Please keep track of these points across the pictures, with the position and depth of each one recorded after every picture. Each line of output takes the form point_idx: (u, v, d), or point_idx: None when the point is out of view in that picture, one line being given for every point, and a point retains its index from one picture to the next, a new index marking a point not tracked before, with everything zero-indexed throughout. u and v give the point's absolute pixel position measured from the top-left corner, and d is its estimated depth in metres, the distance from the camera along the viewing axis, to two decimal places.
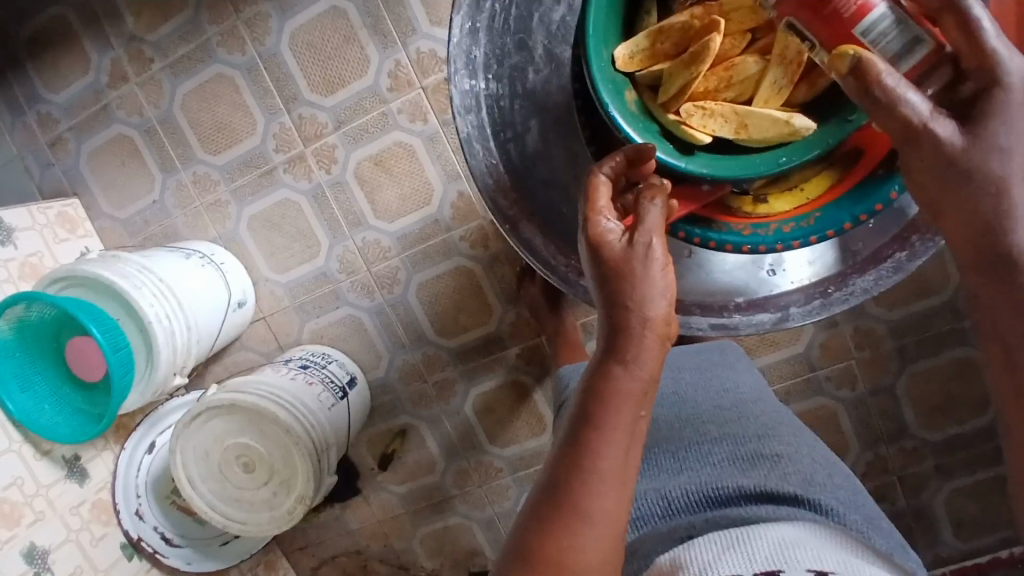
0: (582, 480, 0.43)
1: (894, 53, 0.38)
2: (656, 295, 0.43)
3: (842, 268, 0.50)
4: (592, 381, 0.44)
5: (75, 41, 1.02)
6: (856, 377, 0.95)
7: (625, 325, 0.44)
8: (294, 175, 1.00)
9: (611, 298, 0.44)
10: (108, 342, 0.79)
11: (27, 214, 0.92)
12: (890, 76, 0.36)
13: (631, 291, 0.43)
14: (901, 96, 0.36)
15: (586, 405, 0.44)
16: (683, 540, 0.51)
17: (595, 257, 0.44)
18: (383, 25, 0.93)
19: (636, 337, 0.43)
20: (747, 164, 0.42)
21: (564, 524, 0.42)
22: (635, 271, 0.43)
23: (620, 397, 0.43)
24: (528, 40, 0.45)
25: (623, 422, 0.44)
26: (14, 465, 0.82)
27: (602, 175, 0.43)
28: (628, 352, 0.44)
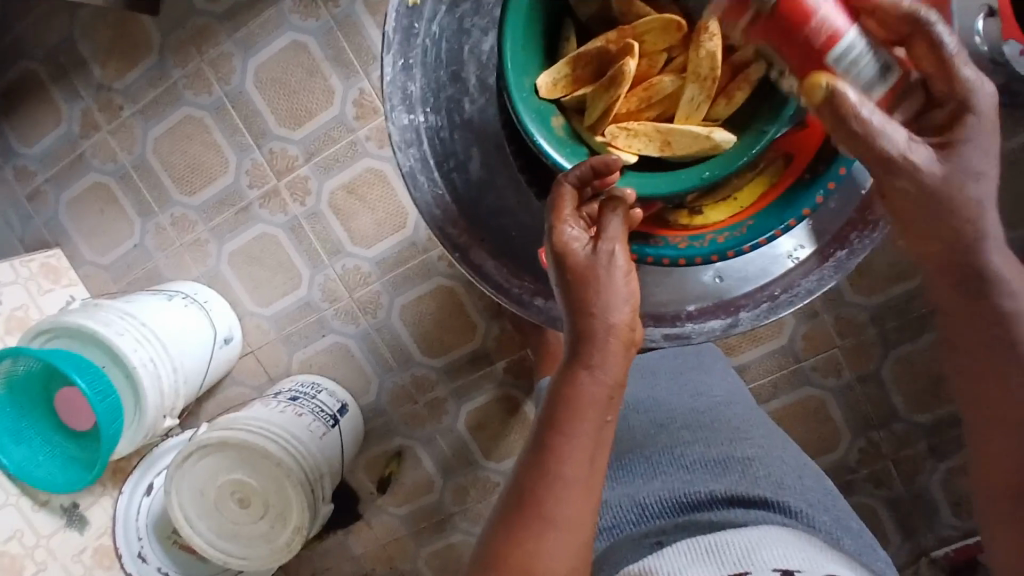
0: (546, 484, 0.43)
1: (869, 80, 0.39)
2: (621, 301, 0.43)
3: (785, 271, 0.51)
4: (558, 386, 0.44)
5: (46, 95, 1.04)
6: (841, 365, 0.95)
7: (589, 331, 0.43)
8: (269, 210, 1.01)
9: (575, 305, 0.43)
10: (95, 391, 0.80)
11: (8, 268, 0.93)
12: (866, 109, 0.37)
13: (595, 298, 0.43)
14: (879, 130, 0.38)
15: (552, 409, 0.44)
16: (654, 547, 0.51)
17: (559, 266, 0.44)
18: (345, 56, 0.95)
19: (601, 344, 0.43)
20: (674, 180, 0.44)
21: (531, 527, 0.43)
22: (599, 278, 0.43)
23: (584, 403, 0.43)
24: (461, 72, 0.47)
25: (589, 427, 0.43)
26: (13, 518, 0.85)
27: (567, 183, 0.43)
28: (594, 356, 0.43)
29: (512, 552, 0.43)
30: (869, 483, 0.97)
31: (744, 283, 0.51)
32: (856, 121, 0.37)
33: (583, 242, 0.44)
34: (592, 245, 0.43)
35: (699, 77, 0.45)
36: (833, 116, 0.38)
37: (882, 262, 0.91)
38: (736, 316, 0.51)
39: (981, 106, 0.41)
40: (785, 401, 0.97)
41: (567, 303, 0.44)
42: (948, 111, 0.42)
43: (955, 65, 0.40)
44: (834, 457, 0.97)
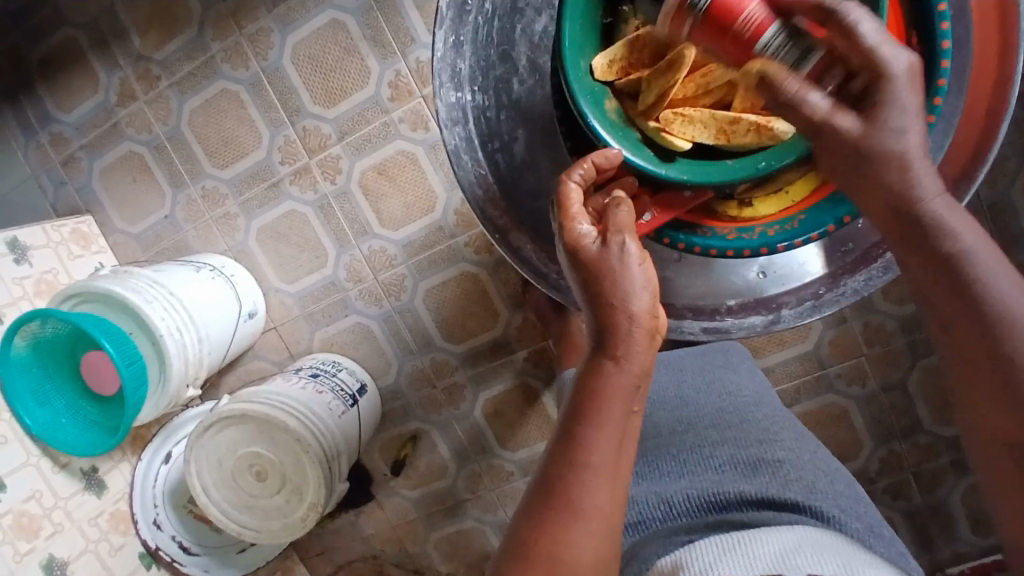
0: (573, 472, 0.43)
1: (793, 63, 0.39)
2: (638, 291, 0.43)
3: (832, 269, 0.50)
4: (583, 378, 0.44)
5: (85, 63, 1.04)
6: (866, 373, 0.94)
7: (611, 322, 0.43)
8: (299, 187, 1.02)
9: (593, 299, 0.43)
10: (121, 356, 0.81)
11: (40, 232, 0.94)
12: (792, 83, 0.39)
13: (612, 289, 0.43)
14: (802, 99, 0.40)
15: (578, 401, 0.44)
16: (683, 543, 0.51)
17: (574, 263, 0.44)
18: (383, 37, 0.94)
19: (623, 334, 0.43)
20: (726, 169, 0.43)
21: (559, 516, 0.43)
22: (614, 270, 0.43)
23: (609, 392, 0.43)
24: (511, 51, 0.46)
25: (615, 419, 0.43)
26: (33, 478, 0.84)
27: (572, 182, 0.43)
28: (618, 347, 0.43)
29: (539, 543, 0.43)
30: (888, 494, 0.96)
31: (788, 280, 0.51)
32: (785, 99, 0.39)
33: (595, 237, 0.44)
34: (603, 240, 0.43)
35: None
36: (768, 99, 0.40)
37: None
38: (777, 313, 0.51)
39: (899, 73, 0.40)
40: (807, 407, 0.96)
41: (586, 298, 0.44)
42: (863, 80, 0.41)
43: (864, 41, 0.39)
44: (853, 466, 0.96)
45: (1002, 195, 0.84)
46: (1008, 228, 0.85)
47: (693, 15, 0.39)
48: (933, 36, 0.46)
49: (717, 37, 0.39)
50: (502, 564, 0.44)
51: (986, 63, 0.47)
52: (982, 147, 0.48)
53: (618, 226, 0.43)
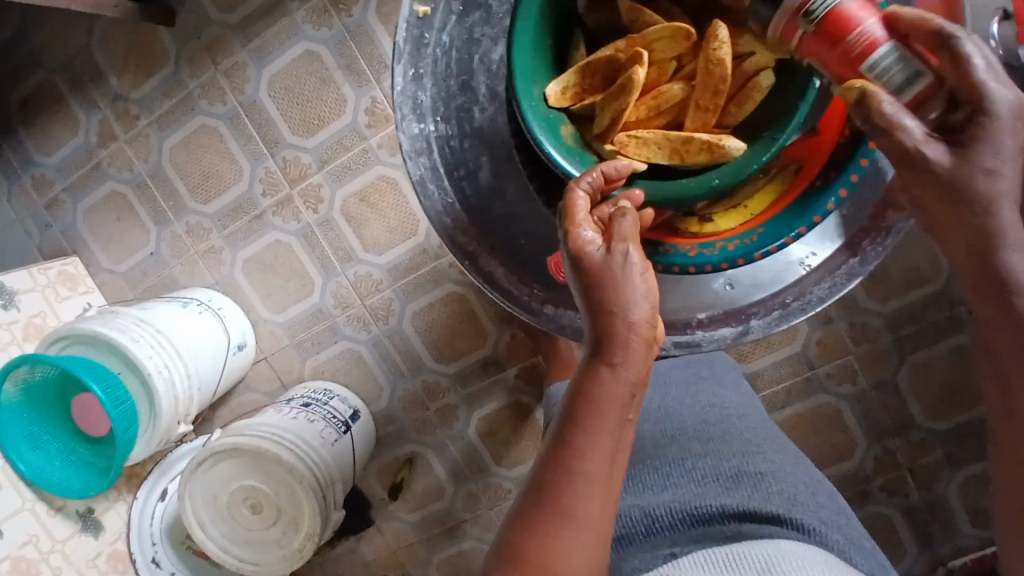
0: (566, 481, 0.43)
1: (900, 83, 0.39)
2: (639, 300, 0.42)
3: (797, 278, 0.50)
4: (578, 387, 0.44)
5: (65, 106, 1.05)
6: (855, 372, 0.94)
7: (609, 330, 0.42)
8: (283, 218, 1.02)
9: (592, 305, 0.43)
10: (109, 398, 0.81)
11: (27, 275, 0.95)
12: (890, 104, 0.38)
13: (612, 298, 0.42)
14: (898, 122, 0.38)
15: (572, 407, 0.44)
16: (666, 557, 0.50)
17: (576, 270, 0.43)
18: (357, 65, 0.96)
19: (621, 342, 0.42)
20: (683, 188, 0.45)
21: (550, 522, 0.42)
22: (615, 279, 0.42)
23: (604, 399, 0.43)
24: (471, 81, 0.47)
25: (609, 427, 0.43)
26: (28, 523, 0.84)
27: (579, 191, 0.43)
28: (615, 355, 0.42)
29: (531, 551, 0.42)
30: (885, 492, 0.95)
31: (755, 290, 0.51)
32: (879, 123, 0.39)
33: (598, 244, 0.43)
34: (607, 247, 0.43)
35: (707, 86, 0.45)
36: (863, 116, 0.39)
37: (898, 268, 0.90)
38: (747, 324, 0.51)
39: (1000, 108, 0.38)
40: (799, 409, 0.96)
41: (585, 306, 0.43)
42: (965, 114, 0.40)
43: (972, 72, 0.38)
44: (849, 466, 0.96)
45: None
46: None
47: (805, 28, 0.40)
48: None
49: (828, 51, 0.40)
50: (492, 567, 0.44)
51: None
52: None
53: (623, 236, 0.43)
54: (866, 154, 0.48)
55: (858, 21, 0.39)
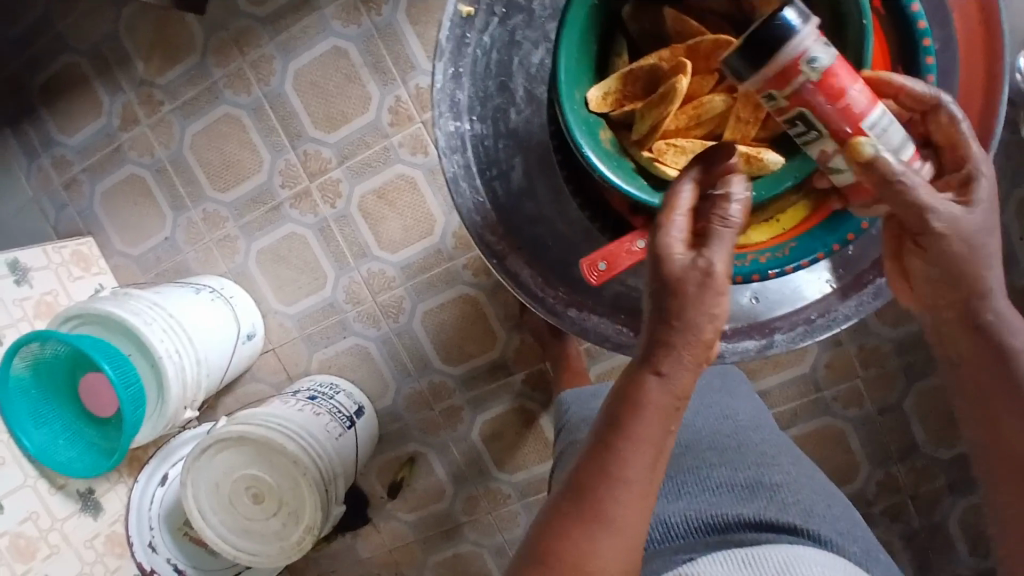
0: (603, 484, 0.41)
1: (896, 143, 0.40)
2: (706, 317, 0.39)
3: (825, 296, 0.52)
4: (625, 390, 0.41)
5: (89, 88, 1.06)
6: (863, 396, 0.94)
7: (664, 339, 0.40)
8: (299, 210, 1.03)
9: (658, 310, 0.40)
10: (120, 378, 0.82)
11: (42, 253, 0.95)
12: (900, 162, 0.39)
13: (679, 309, 0.39)
14: (911, 180, 0.39)
15: (614, 410, 0.42)
16: (682, 561, 0.49)
17: (655, 270, 0.40)
18: (383, 64, 0.96)
19: (674, 350, 0.40)
20: None
21: (585, 525, 0.41)
22: (690, 289, 0.39)
23: (650, 406, 0.41)
24: (509, 82, 0.48)
25: (652, 434, 0.41)
26: (30, 500, 0.84)
27: (688, 176, 0.41)
28: (667, 362, 0.40)
29: (565, 554, 0.41)
30: (886, 518, 0.95)
31: (779, 305, 0.52)
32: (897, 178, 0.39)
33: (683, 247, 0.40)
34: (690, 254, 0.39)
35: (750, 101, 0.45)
36: (877, 173, 0.39)
37: None
38: (770, 338, 0.51)
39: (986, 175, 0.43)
40: (804, 430, 0.96)
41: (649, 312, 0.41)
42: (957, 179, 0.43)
43: (965, 139, 0.43)
44: (851, 489, 0.96)
45: None
46: None
47: (807, 78, 0.37)
48: (918, 69, 0.45)
49: (827, 106, 0.38)
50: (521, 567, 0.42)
51: (971, 95, 0.48)
52: None
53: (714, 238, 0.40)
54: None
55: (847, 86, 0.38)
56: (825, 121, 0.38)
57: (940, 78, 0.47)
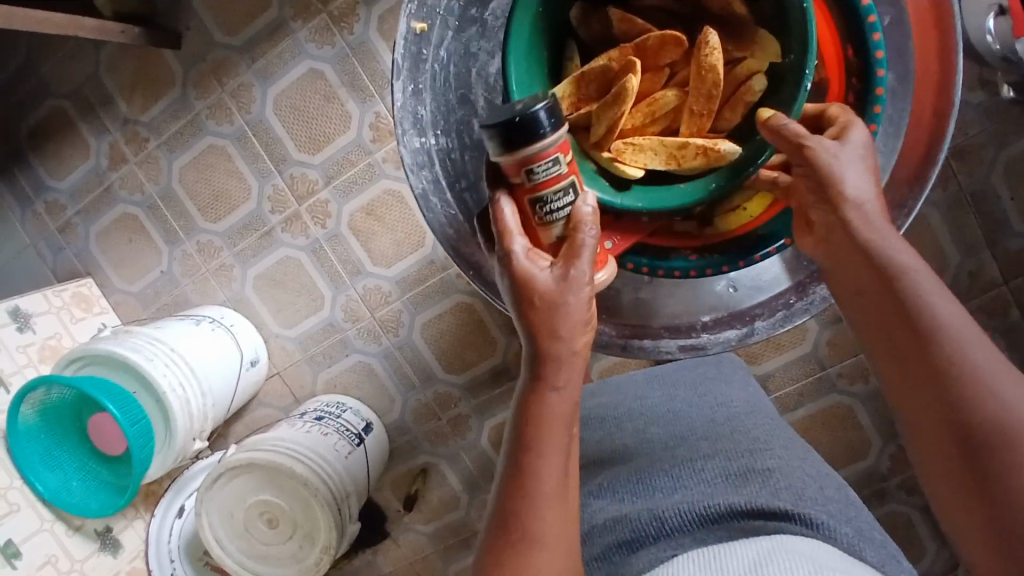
0: (525, 504, 0.43)
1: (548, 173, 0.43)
2: (579, 326, 0.45)
3: (800, 279, 0.55)
4: (525, 406, 0.45)
5: (74, 130, 1.07)
6: (868, 371, 0.93)
7: (551, 352, 0.45)
8: (292, 234, 1.04)
9: (541, 328, 0.45)
10: (126, 416, 0.82)
11: (42, 298, 0.96)
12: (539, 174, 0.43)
13: (559, 323, 0.45)
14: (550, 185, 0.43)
15: (520, 426, 0.45)
16: (661, 561, 0.49)
17: (522, 292, 0.45)
18: (360, 81, 0.97)
19: (562, 363, 0.45)
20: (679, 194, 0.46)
21: (517, 548, 0.43)
22: (566, 302, 0.44)
23: (551, 417, 0.45)
24: (469, 94, 0.49)
25: (557, 445, 0.45)
26: (48, 543, 0.85)
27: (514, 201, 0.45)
28: (555, 375, 0.45)
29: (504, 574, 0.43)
30: (902, 491, 0.94)
31: (757, 293, 0.56)
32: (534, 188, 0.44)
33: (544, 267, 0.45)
34: (557, 270, 0.45)
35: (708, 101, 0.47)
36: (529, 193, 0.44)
37: None
38: (750, 326, 0.55)
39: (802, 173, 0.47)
40: (812, 410, 0.96)
41: (527, 330, 0.46)
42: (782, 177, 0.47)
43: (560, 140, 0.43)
44: (865, 465, 0.95)
45: (981, 181, 0.85)
46: (990, 214, 0.85)
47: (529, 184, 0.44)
48: (868, 46, 0.48)
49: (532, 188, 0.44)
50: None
51: (927, 67, 0.50)
52: (935, 144, 0.50)
53: (570, 256, 0.44)
54: (870, 137, 0.50)
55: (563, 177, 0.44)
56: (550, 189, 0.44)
57: (893, 54, 0.49)
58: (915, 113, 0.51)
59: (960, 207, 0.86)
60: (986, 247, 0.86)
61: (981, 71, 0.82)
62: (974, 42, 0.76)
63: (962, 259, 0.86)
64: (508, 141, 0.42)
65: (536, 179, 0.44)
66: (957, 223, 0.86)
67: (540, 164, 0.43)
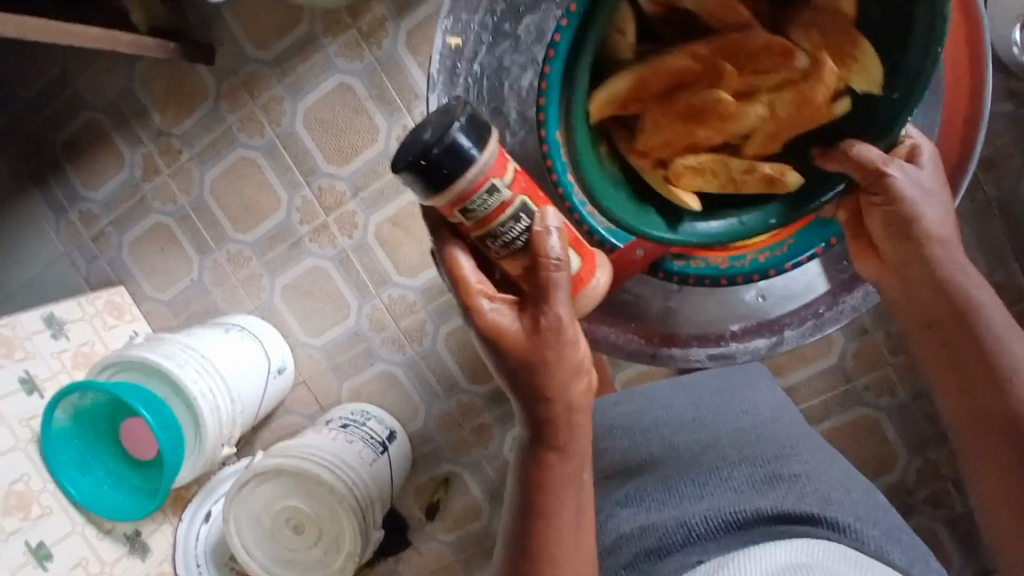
0: (540, 561, 0.49)
1: (490, 203, 0.43)
2: (571, 372, 0.46)
3: (830, 290, 0.58)
4: (531, 474, 0.49)
5: (110, 142, 1.11)
6: (894, 383, 0.93)
7: (547, 415, 0.47)
8: (319, 244, 1.06)
9: (530, 390, 0.46)
10: (158, 421, 0.84)
11: (76, 306, 0.99)
12: (482, 206, 0.43)
13: (546, 375, 0.45)
14: (497, 215, 0.43)
15: (529, 493, 0.49)
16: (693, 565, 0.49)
17: (496, 346, 0.45)
18: (388, 95, 0.99)
19: (562, 426, 0.47)
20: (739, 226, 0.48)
21: None
22: (547, 355, 0.45)
23: (559, 480, 0.48)
24: (502, 107, 0.51)
25: (567, 502, 0.49)
26: (79, 546, 0.87)
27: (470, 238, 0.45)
28: (559, 441, 0.48)
29: None
30: (930, 506, 0.93)
31: (788, 302, 0.58)
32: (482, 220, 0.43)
33: (513, 314, 0.45)
34: (530, 319, 0.45)
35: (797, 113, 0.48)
36: (478, 228, 0.44)
37: None
38: (781, 335, 0.58)
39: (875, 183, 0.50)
40: (837, 422, 0.95)
41: (514, 385, 0.46)
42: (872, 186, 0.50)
43: (492, 164, 0.42)
44: (892, 479, 0.94)
45: (1008, 192, 0.84)
46: (1020, 226, 0.85)
47: (472, 217, 0.43)
48: None
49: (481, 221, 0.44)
50: None
51: (957, 78, 0.51)
52: (965, 155, 0.52)
53: (542, 299, 0.44)
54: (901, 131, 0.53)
55: (507, 203, 0.43)
56: (498, 216, 0.43)
57: None
58: (945, 122, 0.53)
59: (988, 218, 0.85)
60: (1016, 259, 0.85)
61: (1008, 83, 0.82)
62: (1001, 53, 0.77)
63: (990, 271, 0.86)
64: (434, 183, 0.42)
65: (477, 214, 0.43)
66: (985, 234, 0.85)
67: (473, 199, 0.42)
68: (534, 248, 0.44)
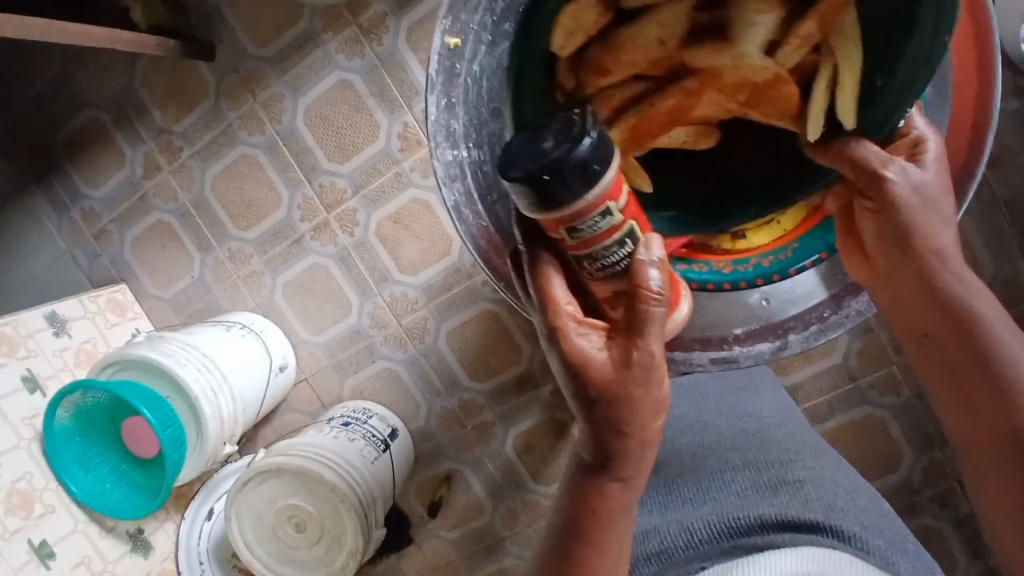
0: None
1: (601, 226, 0.42)
2: (650, 410, 0.45)
3: (835, 293, 0.59)
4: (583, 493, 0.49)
5: (111, 140, 1.10)
6: (899, 382, 0.92)
7: (620, 445, 0.46)
8: (320, 242, 1.05)
9: (608, 422, 0.45)
10: (159, 420, 0.84)
11: (78, 304, 0.99)
12: (589, 228, 0.42)
13: (626, 412, 0.45)
14: (599, 240, 0.42)
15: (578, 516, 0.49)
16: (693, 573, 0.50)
17: (578, 375, 0.45)
18: (389, 92, 0.98)
19: (629, 457, 0.47)
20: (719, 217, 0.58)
21: None
22: (631, 390, 0.44)
23: (605, 502, 0.48)
24: (502, 108, 0.52)
25: (614, 528, 0.49)
26: (82, 543, 0.87)
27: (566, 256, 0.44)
28: (622, 470, 0.48)
29: None
30: (935, 504, 0.93)
31: (791, 306, 0.59)
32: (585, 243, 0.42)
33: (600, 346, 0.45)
34: (615, 353, 0.44)
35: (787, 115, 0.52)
36: (580, 248, 0.43)
37: None
38: (784, 339, 0.58)
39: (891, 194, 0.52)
40: (841, 421, 0.95)
41: (590, 416, 0.46)
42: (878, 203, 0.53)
43: (609, 187, 0.41)
44: (896, 478, 0.94)
45: (1015, 189, 0.84)
46: None
47: (579, 235, 0.42)
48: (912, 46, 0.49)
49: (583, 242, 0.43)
50: None
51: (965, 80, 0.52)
52: (972, 155, 0.53)
53: (633, 331, 0.44)
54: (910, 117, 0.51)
55: (616, 227, 0.42)
56: (605, 239, 0.43)
57: None
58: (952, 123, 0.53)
59: (995, 216, 0.84)
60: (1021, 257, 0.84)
61: (1015, 79, 0.82)
62: (1008, 49, 0.76)
63: (995, 268, 0.85)
64: (547, 198, 0.40)
65: (582, 235, 0.42)
66: (991, 232, 0.85)
67: (586, 221, 0.41)
68: (631, 278, 0.43)
